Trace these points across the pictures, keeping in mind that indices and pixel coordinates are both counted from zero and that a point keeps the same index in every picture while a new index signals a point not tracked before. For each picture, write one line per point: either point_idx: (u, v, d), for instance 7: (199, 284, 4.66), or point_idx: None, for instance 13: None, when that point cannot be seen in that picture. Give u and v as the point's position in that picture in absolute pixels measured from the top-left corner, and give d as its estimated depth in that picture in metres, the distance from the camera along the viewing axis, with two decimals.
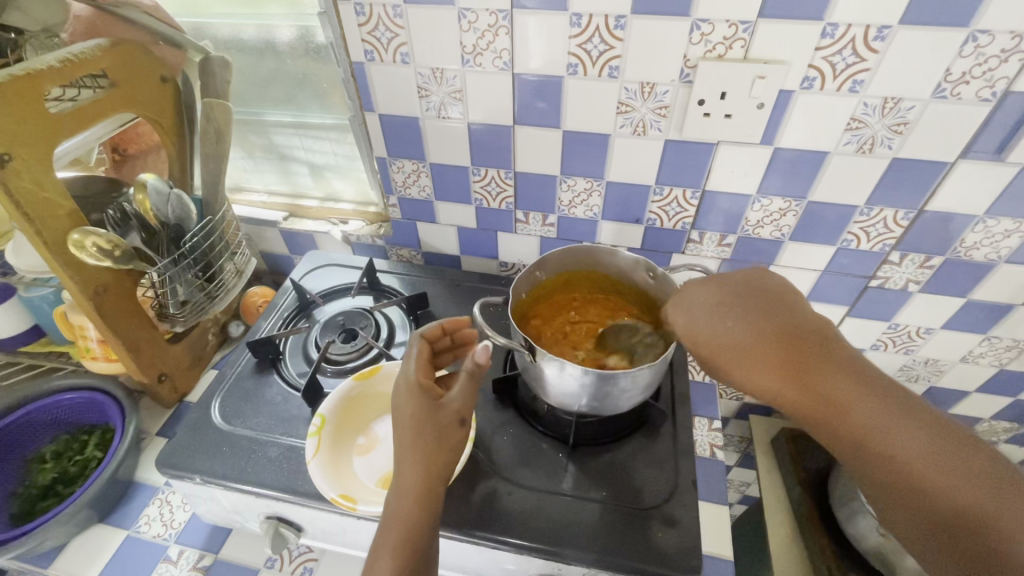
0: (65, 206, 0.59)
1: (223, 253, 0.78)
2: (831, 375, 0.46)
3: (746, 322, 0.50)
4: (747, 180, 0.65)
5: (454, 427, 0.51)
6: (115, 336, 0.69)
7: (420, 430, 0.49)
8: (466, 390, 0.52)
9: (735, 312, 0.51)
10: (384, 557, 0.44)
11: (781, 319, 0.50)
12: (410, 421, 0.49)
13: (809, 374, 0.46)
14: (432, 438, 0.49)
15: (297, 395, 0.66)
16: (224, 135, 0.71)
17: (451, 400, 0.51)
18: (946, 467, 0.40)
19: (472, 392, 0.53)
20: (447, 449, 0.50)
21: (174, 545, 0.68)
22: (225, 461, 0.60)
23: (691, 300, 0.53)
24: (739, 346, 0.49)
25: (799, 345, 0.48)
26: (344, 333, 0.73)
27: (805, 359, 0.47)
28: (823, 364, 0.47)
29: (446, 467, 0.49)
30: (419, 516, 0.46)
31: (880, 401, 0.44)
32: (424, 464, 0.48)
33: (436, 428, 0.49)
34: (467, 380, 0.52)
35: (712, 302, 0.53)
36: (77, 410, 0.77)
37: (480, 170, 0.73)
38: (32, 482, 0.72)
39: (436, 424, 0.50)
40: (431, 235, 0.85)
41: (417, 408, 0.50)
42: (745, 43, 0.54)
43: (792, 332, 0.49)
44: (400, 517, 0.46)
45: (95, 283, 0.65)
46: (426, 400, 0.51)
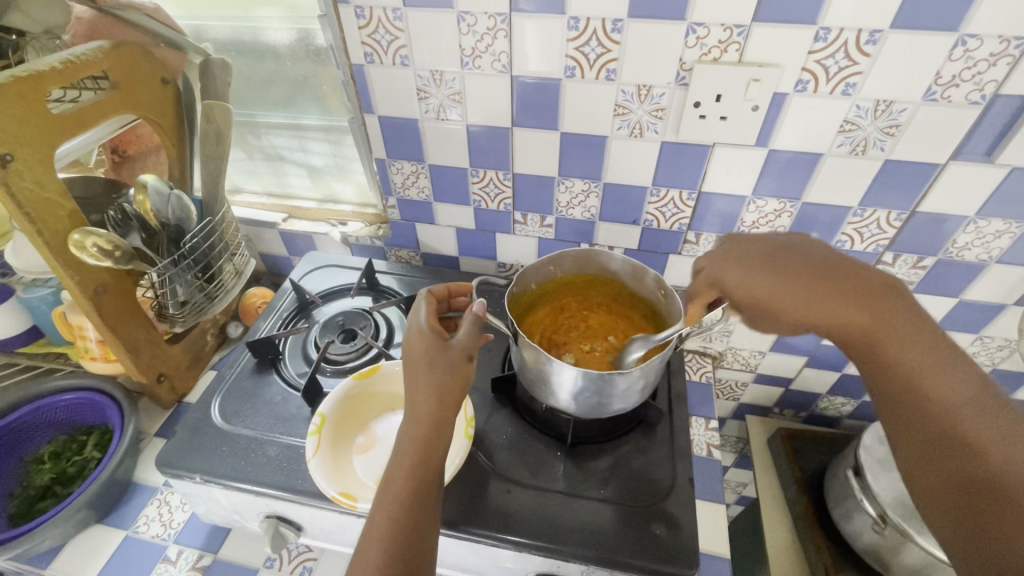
0: (66, 207, 0.60)
1: (223, 254, 0.79)
2: (912, 328, 0.45)
3: (816, 277, 0.48)
4: (743, 181, 0.66)
5: (463, 366, 0.50)
6: (115, 336, 0.69)
7: (429, 367, 0.49)
8: (471, 335, 0.52)
9: (803, 264, 0.49)
10: (394, 487, 0.46)
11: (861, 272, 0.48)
12: (418, 358, 0.50)
13: (888, 329, 0.46)
14: (441, 377, 0.49)
15: (297, 395, 0.67)
16: (224, 137, 0.72)
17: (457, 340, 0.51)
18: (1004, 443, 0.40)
19: (479, 336, 0.53)
20: (459, 385, 0.50)
21: (173, 545, 0.68)
22: (225, 460, 0.60)
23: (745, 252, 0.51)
24: (814, 298, 0.47)
25: (881, 299, 0.47)
26: (343, 333, 0.73)
27: (889, 313, 0.46)
28: (910, 320, 0.46)
29: (456, 405, 0.49)
30: (426, 457, 0.47)
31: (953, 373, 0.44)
32: (433, 400, 0.48)
33: (448, 365, 0.49)
34: (472, 326, 0.52)
35: (766, 254, 0.50)
36: (76, 411, 0.77)
37: (479, 172, 0.74)
38: (30, 483, 0.72)
39: (444, 360, 0.50)
40: (430, 236, 0.86)
41: (425, 349, 0.50)
42: (739, 47, 0.55)
43: (875, 290, 0.47)
44: (408, 455, 0.47)
45: (95, 283, 0.65)
46: (437, 339, 0.51)
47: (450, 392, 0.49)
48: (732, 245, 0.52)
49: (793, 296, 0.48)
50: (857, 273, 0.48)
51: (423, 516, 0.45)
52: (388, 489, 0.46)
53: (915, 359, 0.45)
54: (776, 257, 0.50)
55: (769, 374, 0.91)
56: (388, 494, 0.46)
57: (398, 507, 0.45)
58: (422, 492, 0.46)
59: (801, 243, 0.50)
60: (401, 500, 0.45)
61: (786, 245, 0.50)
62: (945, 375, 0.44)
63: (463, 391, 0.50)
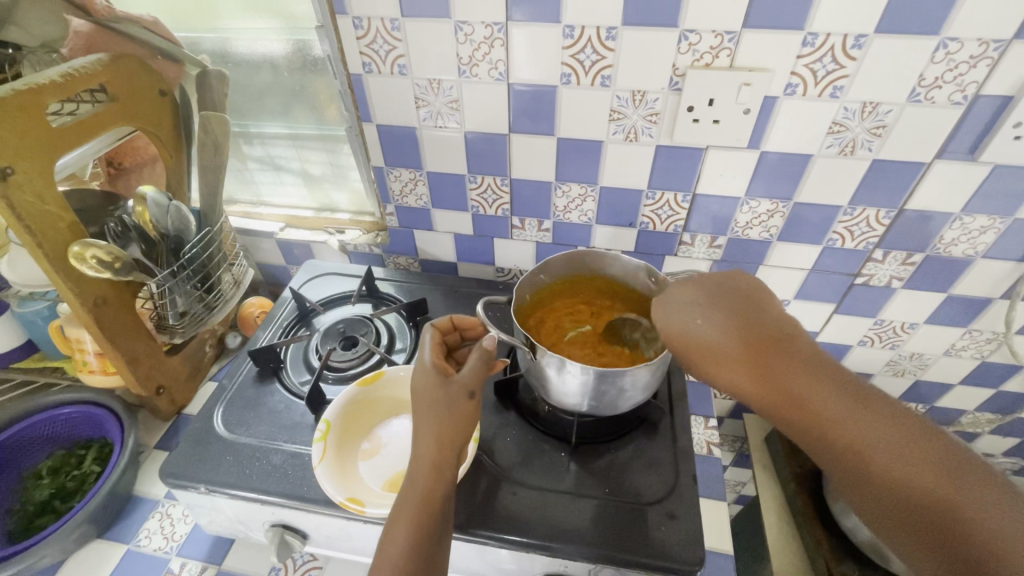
0: (65, 219, 0.60)
1: (221, 264, 0.79)
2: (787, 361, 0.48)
3: (727, 317, 0.51)
4: (736, 183, 0.68)
5: (464, 401, 0.52)
6: (114, 347, 0.69)
7: (432, 404, 0.51)
8: (475, 371, 0.54)
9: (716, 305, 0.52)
10: (401, 528, 0.46)
11: (762, 315, 0.50)
12: (422, 396, 0.53)
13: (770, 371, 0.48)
14: (442, 413, 0.51)
15: (300, 403, 0.67)
16: (222, 147, 0.72)
17: (463, 374, 0.54)
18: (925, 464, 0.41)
19: (484, 371, 0.55)
20: (461, 423, 0.51)
21: (176, 557, 0.67)
22: (229, 470, 0.60)
23: (674, 294, 0.54)
24: (719, 346, 0.50)
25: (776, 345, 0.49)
26: (345, 340, 0.73)
27: (783, 363, 0.48)
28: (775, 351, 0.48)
29: (459, 443, 0.51)
30: (431, 495, 0.48)
31: (858, 402, 0.45)
32: (436, 439, 0.50)
33: (449, 402, 0.52)
34: (477, 363, 0.54)
35: (692, 296, 0.53)
36: (74, 425, 0.77)
37: (477, 178, 0.75)
38: (28, 499, 0.71)
39: (446, 397, 0.52)
40: (428, 243, 0.86)
41: (429, 386, 0.53)
42: (731, 52, 0.57)
43: (767, 330, 0.50)
44: (414, 491, 0.48)
45: (94, 295, 0.65)
46: (440, 375, 0.53)
47: (454, 429, 0.51)
48: (674, 288, 0.55)
49: (701, 322, 0.51)
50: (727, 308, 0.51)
51: (431, 552, 0.46)
52: (395, 526, 0.47)
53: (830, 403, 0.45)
54: (694, 305, 0.52)
55: None
56: (395, 530, 0.46)
57: (406, 543, 0.46)
58: (429, 531, 0.47)
59: (718, 279, 0.54)
60: (406, 543, 0.46)
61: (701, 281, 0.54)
62: (852, 408, 0.45)
63: (466, 427, 0.52)
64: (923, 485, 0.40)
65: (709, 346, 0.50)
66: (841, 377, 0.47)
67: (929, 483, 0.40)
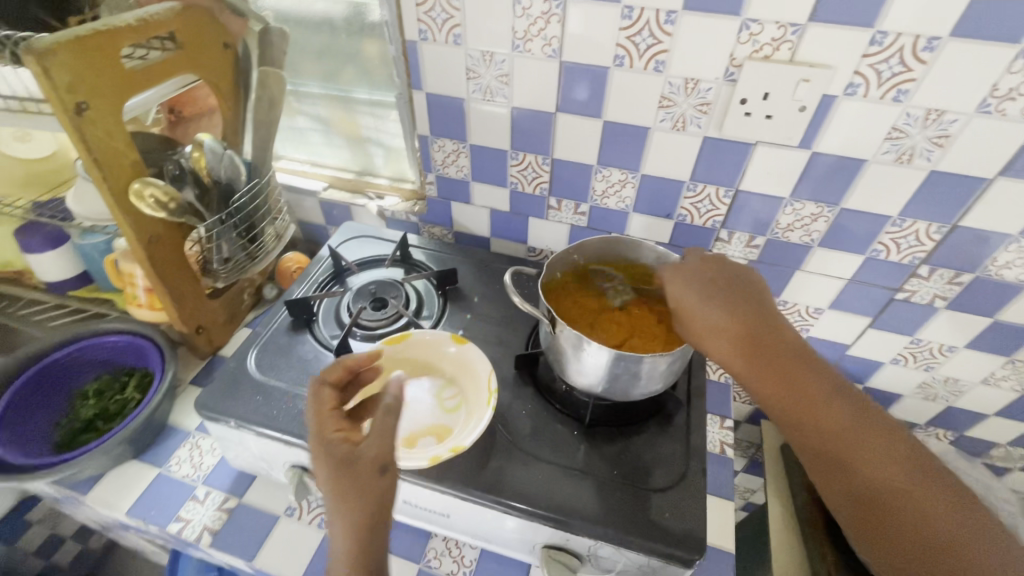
0: (129, 157, 0.63)
1: (265, 217, 0.82)
2: (788, 355, 0.53)
3: (734, 308, 0.55)
4: (782, 183, 0.66)
5: (373, 479, 0.45)
6: (162, 285, 0.73)
7: (337, 491, 0.46)
8: (380, 439, 0.46)
9: (728, 288, 0.56)
10: None
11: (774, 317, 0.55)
12: (330, 486, 0.46)
13: (775, 354, 0.53)
14: (350, 500, 0.45)
15: (328, 354, 0.70)
16: (276, 103, 0.76)
17: (366, 447, 0.46)
18: (891, 465, 0.48)
19: (389, 437, 0.46)
20: (374, 502, 0.46)
21: (201, 485, 0.71)
22: (258, 409, 0.63)
23: (693, 273, 0.58)
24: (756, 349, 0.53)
25: (774, 341, 0.53)
26: (375, 300, 0.75)
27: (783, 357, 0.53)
28: (779, 344, 0.53)
29: (378, 525, 0.46)
30: None
31: (847, 405, 0.51)
32: (349, 528, 0.45)
33: (352, 484, 0.45)
34: (379, 430, 0.46)
35: (709, 285, 0.57)
36: (119, 353, 0.82)
37: (519, 155, 0.75)
38: (75, 416, 0.77)
39: (348, 482, 0.45)
40: (463, 215, 0.87)
41: (332, 472, 0.46)
42: (792, 46, 0.55)
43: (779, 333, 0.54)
44: None
45: (149, 232, 0.68)
46: (340, 453, 0.46)
47: (367, 512, 0.45)
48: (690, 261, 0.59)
49: (713, 315, 0.55)
50: (750, 299, 0.56)
51: None
52: None
53: (832, 417, 0.50)
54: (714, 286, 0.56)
55: None
56: None
57: None
58: None
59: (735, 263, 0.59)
60: None
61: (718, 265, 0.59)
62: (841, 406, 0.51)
63: (382, 498, 0.46)
64: (885, 483, 0.47)
65: (736, 336, 0.54)
66: (830, 383, 0.52)
67: (899, 483, 0.47)
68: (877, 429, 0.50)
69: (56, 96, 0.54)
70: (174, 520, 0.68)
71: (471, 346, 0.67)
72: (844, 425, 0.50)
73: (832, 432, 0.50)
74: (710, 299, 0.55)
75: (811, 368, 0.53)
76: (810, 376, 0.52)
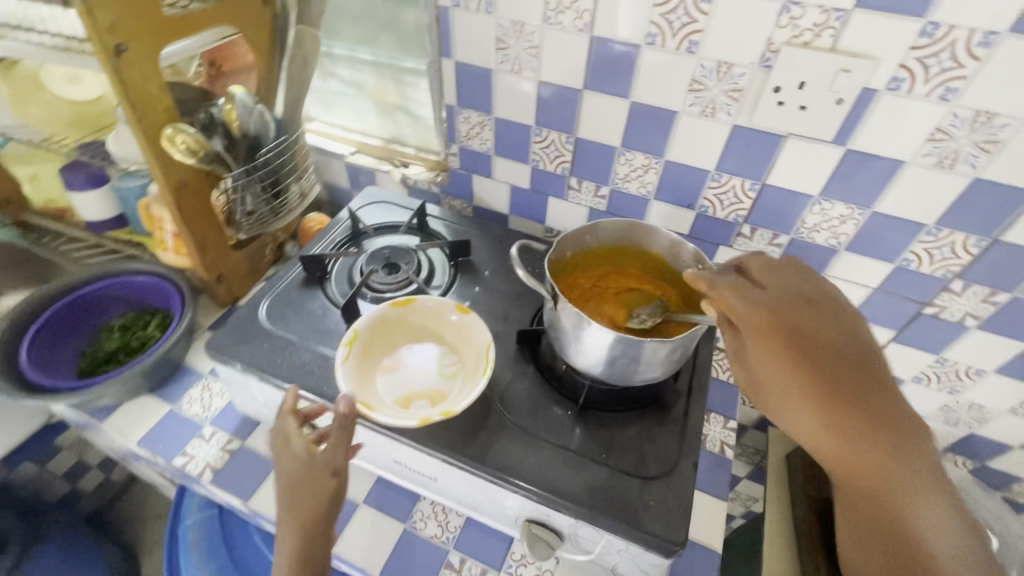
0: (164, 102, 0.66)
1: (291, 174, 0.84)
2: (875, 405, 0.44)
3: (813, 344, 0.46)
4: (812, 180, 0.63)
5: (326, 480, 0.50)
6: (187, 230, 0.76)
7: (295, 492, 0.51)
8: (337, 444, 0.51)
9: (797, 319, 0.48)
10: None
11: (852, 355, 0.46)
12: (289, 480, 0.51)
13: (858, 404, 0.44)
14: (306, 499, 0.50)
15: (336, 311, 0.71)
16: (309, 61, 0.80)
17: (330, 455, 0.51)
18: (945, 543, 0.43)
19: (346, 442, 0.51)
20: (323, 504, 0.50)
21: (208, 425, 0.74)
22: (264, 356, 0.65)
23: (761, 300, 0.49)
24: (851, 395, 0.44)
25: (856, 385, 0.44)
26: (387, 264, 0.76)
27: (871, 409, 0.44)
28: (864, 391, 0.44)
29: (325, 527, 0.51)
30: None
31: (921, 470, 0.43)
32: (296, 527, 0.50)
33: (309, 483, 0.50)
34: (338, 435, 0.51)
35: (777, 311, 0.48)
36: (145, 293, 0.85)
37: (542, 132, 0.74)
38: (99, 347, 0.81)
39: (307, 481, 0.50)
40: (484, 190, 0.87)
41: (294, 473, 0.51)
42: (835, 33, 0.52)
43: (863, 377, 0.45)
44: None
45: (177, 177, 0.71)
46: (303, 458, 0.51)
47: (317, 511, 0.50)
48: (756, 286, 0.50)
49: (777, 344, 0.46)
50: (828, 336, 0.47)
51: None
52: None
53: (900, 484, 0.43)
54: (782, 312, 0.48)
55: None
56: None
57: None
58: None
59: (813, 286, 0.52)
60: None
61: (785, 285, 0.52)
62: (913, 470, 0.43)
63: (325, 508, 0.50)
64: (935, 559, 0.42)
65: (826, 375, 0.45)
66: (913, 441, 0.43)
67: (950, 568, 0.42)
68: (942, 484, 0.44)
69: (96, 35, 0.56)
70: (179, 454, 0.71)
71: (474, 316, 0.67)
72: (906, 489, 0.43)
73: (894, 500, 0.43)
74: (778, 325, 0.47)
75: (896, 420, 0.44)
76: (890, 436, 0.43)
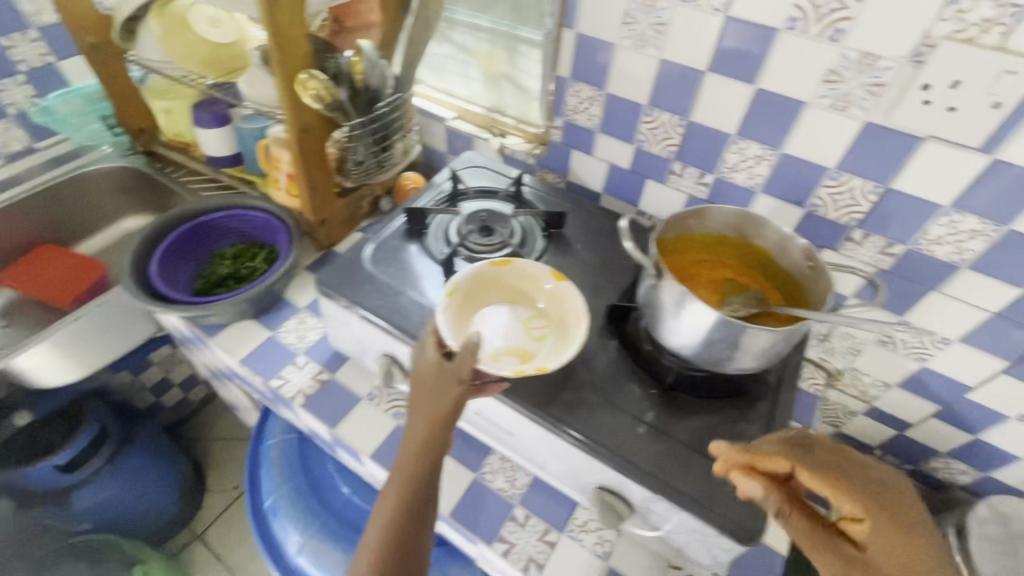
0: (302, 47, 0.70)
1: (399, 131, 0.87)
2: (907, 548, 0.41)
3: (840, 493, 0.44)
4: (945, 188, 0.60)
5: (451, 387, 0.53)
6: (303, 172, 0.81)
7: (426, 391, 0.55)
8: (464, 358, 0.53)
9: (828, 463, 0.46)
10: (389, 495, 0.54)
11: (882, 491, 0.44)
12: (421, 381, 0.56)
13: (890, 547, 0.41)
14: (434, 400, 0.54)
15: (434, 264, 0.74)
16: (431, 24, 0.80)
17: (458, 360, 0.54)
18: None
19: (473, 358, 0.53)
20: (447, 409, 0.53)
21: (302, 354, 0.80)
22: (367, 296, 0.69)
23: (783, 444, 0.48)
24: (941, 536, 0.42)
25: (887, 524, 0.42)
26: (484, 226, 0.78)
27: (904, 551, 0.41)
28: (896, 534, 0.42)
29: (446, 429, 0.54)
30: (414, 475, 0.53)
31: None
32: (424, 423, 0.54)
33: (437, 386, 0.54)
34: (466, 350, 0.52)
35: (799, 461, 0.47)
36: (255, 228, 0.92)
37: (654, 112, 0.74)
38: (212, 271, 0.88)
39: (437, 385, 0.54)
40: (581, 166, 0.87)
41: (429, 375, 0.55)
42: (1005, 30, 0.49)
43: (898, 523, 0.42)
44: (401, 466, 0.54)
45: (303, 120, 0.76)
46: (435, 366, 0.55)
47: (443, 414, 0.53)
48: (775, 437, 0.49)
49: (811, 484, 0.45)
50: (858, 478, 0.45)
51: (415, 521, 0.53)
52: (386, 494, 0.54)
53: None
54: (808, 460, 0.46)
55: (885, 412, 0.84)
56: (386, 498, 0.54)
57: (392, 509, 0.53)
58: (413, 500, 0.53)
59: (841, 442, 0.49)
60: (392, 504, 0.53)
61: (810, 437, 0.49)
62: None
63: (450, 409, 0.53)
64: None
65: (919, 519, 0.42)
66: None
67: None
68: None
69: None
70: (274, 375, 0.77)
71: (570, 283, 0.68)
72: None
73: None
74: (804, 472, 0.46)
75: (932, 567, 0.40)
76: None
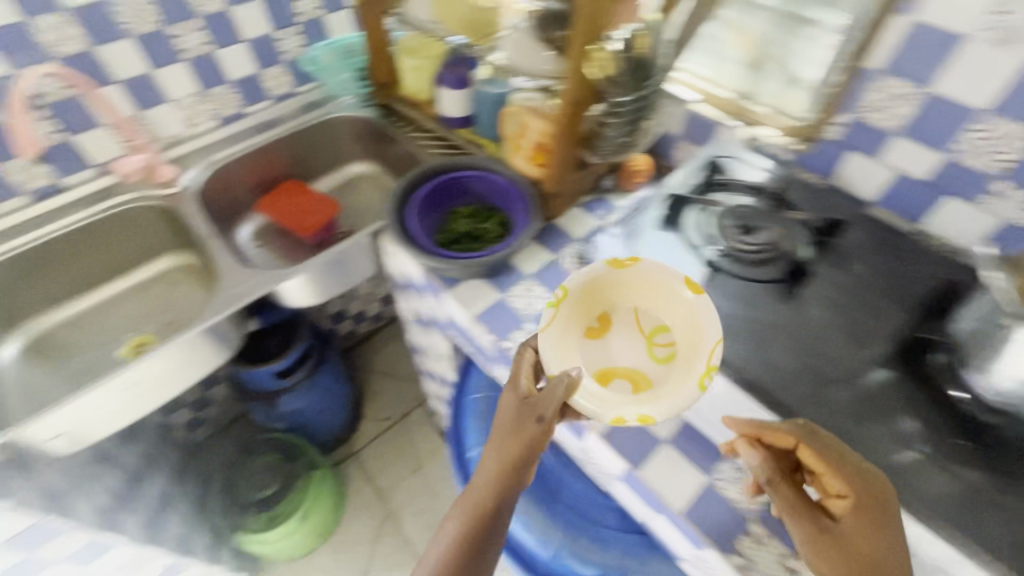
0: (604, 18, 0.69)
1: (652, 110, 0.85)
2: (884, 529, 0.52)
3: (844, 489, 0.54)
4: None
5: (535, 424, 0.63)
6: (563, 142, 0.82)
7: (511, 428, 0.64)
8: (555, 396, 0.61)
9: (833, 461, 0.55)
10: (452, 524, 0.62)
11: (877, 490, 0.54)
12: (506, 413, 0.65)
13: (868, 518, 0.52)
14: (514, 436, 0.63)
15: (695, 256, 0.74)
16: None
17: (541, 402, 0.63)
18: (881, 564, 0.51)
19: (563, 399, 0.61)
20: (524, 442, 0.63)
21: (532, 321, 0.83)
22: (632, 279, 0.71)
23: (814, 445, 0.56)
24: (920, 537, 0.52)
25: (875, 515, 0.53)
26: (749, 223, 0.76)
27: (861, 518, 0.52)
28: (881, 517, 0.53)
29: (513, 470, 0.63)
30: (484, 496, 0.62)
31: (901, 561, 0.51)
32: (497, 463, 0.63)
33: (519, 422, 0.64)
34: (561, 390, 0.60)
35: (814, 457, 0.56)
36: (490, 192, 0.96)
37: (993, 119, 0.66)
38: (450, 227, 0.92)
39: (520, 418, 0.64)
40: (857, 169, 0.81)
41: (513, 416, 0.65)
42: None
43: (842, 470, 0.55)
44: (472, 497, 0.63)
45: (580, 92, 0.75)
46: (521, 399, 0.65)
47: (519, 449, 0.63)
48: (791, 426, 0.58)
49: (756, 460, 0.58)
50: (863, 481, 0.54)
51: (477, 554, 0.61)
52: (448, 524, 0.63)
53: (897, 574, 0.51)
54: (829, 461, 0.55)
55: None
56: (452, 523, 0.62)
57: (456, 533, 0.62)
58: (478, 522, 0.61)
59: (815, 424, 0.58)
60: (455, 530, 0.62)
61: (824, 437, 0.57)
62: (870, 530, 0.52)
63: (529, 447, 0.63)
64: None
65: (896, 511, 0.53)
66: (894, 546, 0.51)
67: None
68: (889, 527, 0.52)
69: None
70: (508, 336, 0.81)
71: (702, 300, 0.65)
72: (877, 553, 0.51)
73: None
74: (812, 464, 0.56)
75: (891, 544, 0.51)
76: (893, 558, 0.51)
